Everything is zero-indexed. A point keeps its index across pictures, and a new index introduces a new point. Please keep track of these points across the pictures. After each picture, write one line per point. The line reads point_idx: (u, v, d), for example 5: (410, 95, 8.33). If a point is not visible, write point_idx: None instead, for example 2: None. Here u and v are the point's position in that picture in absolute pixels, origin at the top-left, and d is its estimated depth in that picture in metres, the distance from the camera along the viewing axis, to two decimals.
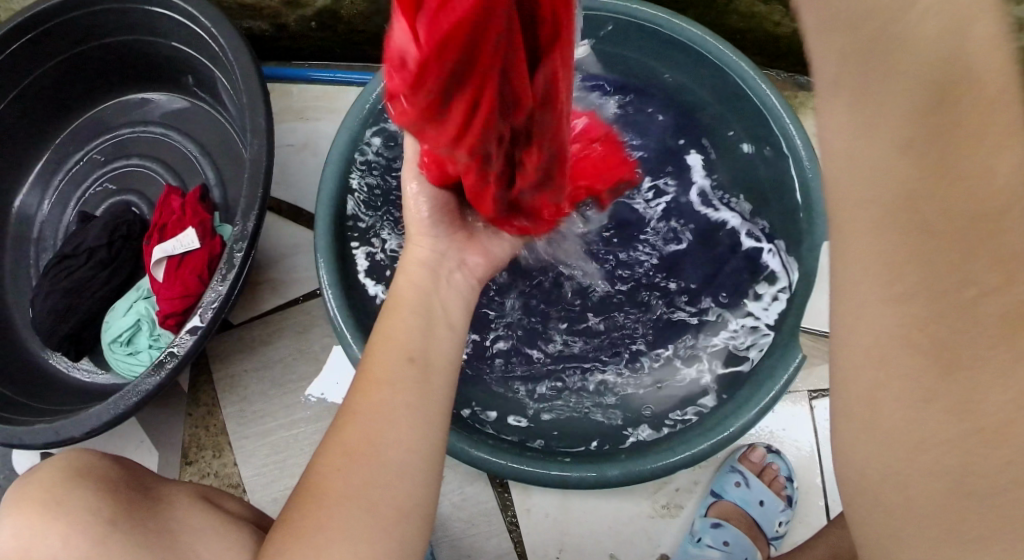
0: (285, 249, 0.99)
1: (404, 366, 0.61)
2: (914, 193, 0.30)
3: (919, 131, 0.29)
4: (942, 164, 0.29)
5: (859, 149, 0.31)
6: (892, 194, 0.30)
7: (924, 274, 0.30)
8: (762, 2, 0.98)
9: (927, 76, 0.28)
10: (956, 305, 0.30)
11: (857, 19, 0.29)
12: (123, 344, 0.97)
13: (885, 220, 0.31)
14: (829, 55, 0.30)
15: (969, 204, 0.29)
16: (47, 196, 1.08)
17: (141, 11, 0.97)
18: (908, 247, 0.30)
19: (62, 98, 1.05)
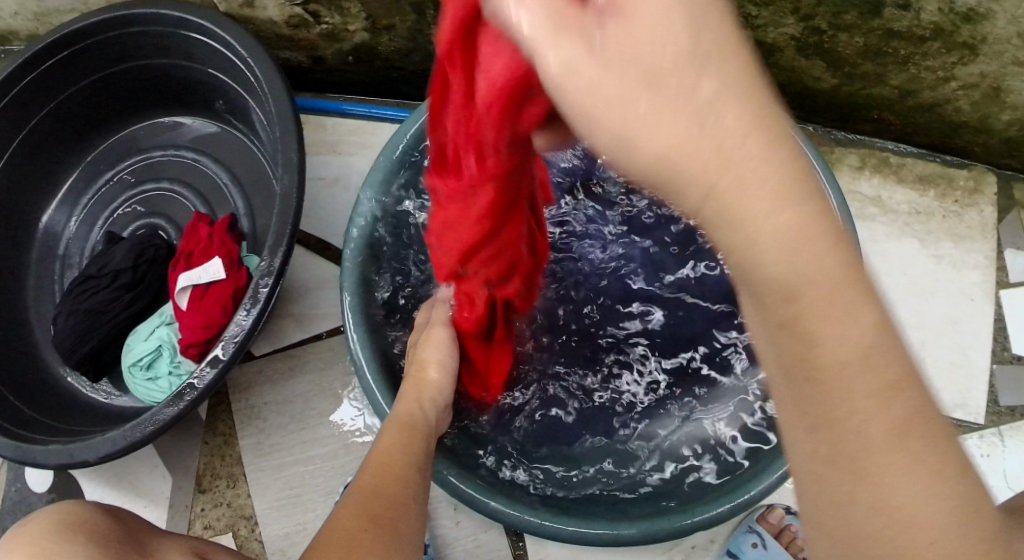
0: (310, 283, 1.00)
1: (417, 440, 0.74)
2: (726, 238, 0.40)
3: (871, 329, 0.40)
4: (797, 329, 0.40)
5: (814, 333, 0.40)
6: (846, 332, 0.40)
7: (800, 398, 0.42)
8: (802, 58, 0.98)
9: (861, 338, 0.40)
10: (888, 388, 0.40)
11: (836, 275, 0.40)
12: (144, 368, 0.97)
13: (837, 352, 0.40)
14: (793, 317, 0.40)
15: (867, 338, 0.40)
16: (75, 214, 1.09)
17: (178, 38, 0.96)
18: (859, 379, 0.40)
19: (98, 115, 1.06)
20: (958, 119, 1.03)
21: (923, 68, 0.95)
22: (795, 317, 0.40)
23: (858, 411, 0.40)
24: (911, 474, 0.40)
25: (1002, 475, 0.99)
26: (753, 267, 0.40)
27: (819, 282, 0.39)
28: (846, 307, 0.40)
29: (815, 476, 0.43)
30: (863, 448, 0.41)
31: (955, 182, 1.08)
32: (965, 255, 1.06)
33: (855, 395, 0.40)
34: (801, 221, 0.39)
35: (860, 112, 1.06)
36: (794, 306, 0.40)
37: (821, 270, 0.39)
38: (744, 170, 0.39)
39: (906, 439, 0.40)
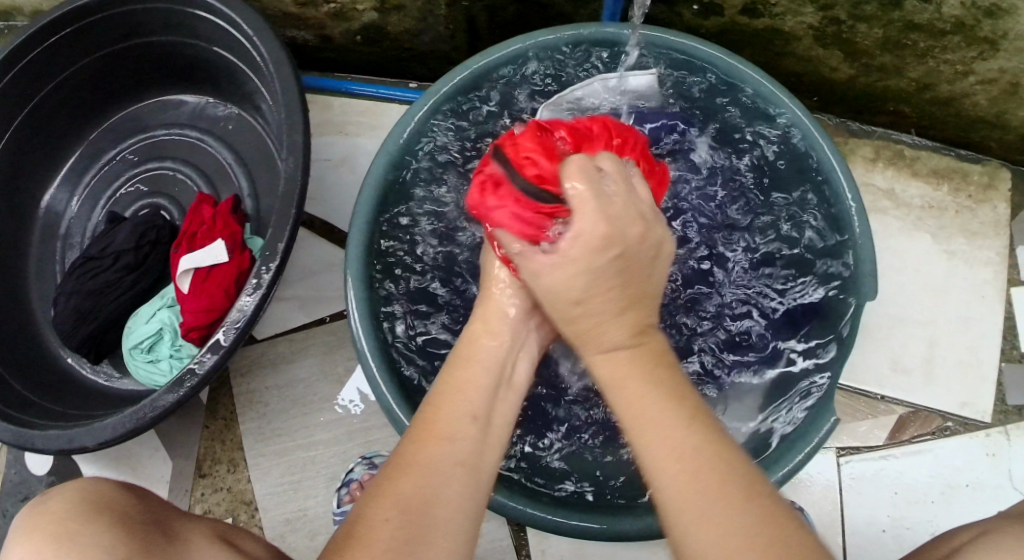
0: (314, 267, 0.98)
1: (464, 424, 0.60)
2: (609, 370, 0.60)
3: (647, 442, 0.56)
4: (637, 422, 0.56)
5: (656, 454, 0.55)
6: (662, 443, 0.55)
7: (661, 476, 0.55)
8: (820, 47, 0.96)
9: (632, 424, 0.57)
10: (671, 478, 0.53)
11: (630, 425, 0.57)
12: (144, 351, 0.95)
13: (650, 425, 0.56)
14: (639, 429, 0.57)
15: (646, 429, 0.56)
16: (76, 194, 1.06)
17: (185, 14, 0.94)
18: (642, 448, 0.56)
19: (106, 91, 1.03)
20: (975, 113, 1.01)
21: (942, 61, 0.94)
22: (638, 427, 0.56)
23: (665, 473, 0.53)
24: (694, 515, 0.51)
25: (1008, 474, 0.99)
26: (599, 369, 0.61)
27: (683, 416, 0.55)
28: (643, 397, 0.57)
29: (685, 517, 0.52)
30: (664, 473, 0.54)
31: (969, 176, 1.06)
32: (977, 251, 1.04)
33: (705, 500, 0.51)
34: (643, 332, 0.61)
35: (877, 104, 1.04)
36: (615, 384, 0.59)
37: (625, 365, 0.59)
38: (599, 315, 0.60)
39: (687, 457, 0.53)
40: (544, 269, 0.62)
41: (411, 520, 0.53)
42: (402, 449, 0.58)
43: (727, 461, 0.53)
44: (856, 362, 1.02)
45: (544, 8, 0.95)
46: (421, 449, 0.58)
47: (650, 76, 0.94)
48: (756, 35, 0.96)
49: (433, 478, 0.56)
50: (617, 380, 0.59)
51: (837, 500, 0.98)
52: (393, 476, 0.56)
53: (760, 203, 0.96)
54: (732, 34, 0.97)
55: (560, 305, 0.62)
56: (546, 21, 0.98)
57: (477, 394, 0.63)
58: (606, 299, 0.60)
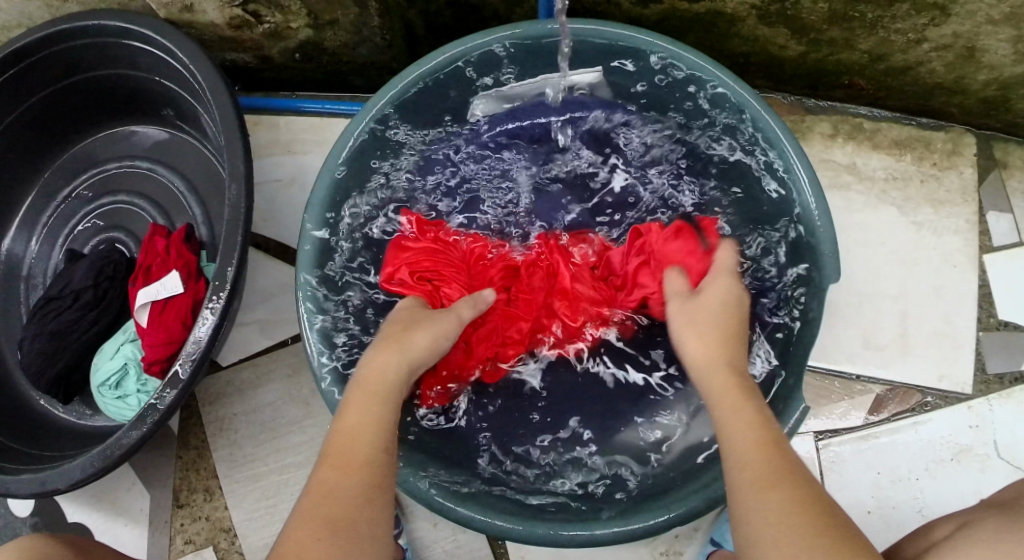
0: (272, 289, 0.98)
1: (379, 454, 0.64)
2: (715, 395, 0.69)
3: (744, 456, 0.62)
4: (762, 445, 0.63)
5: (740, 466, 0.62)
6: (756, 450, 0.62)
7: (737, 483, 0.61)
8: (765, 27, 0.94)
9: (738, 445, 0.63)
10: (760, 487, 0.60)
11: (744, 444, 0.63)
12: (112, 387, 0.95)
13: (750, 442, 0.63)
14: (741, 440, 0.64)
15: (742, 444, 0.63)
16: (35, 234, 1.06)
17: (120, 47, 0.93)
18: (733, 463, 0.63)
19: (53, 129, 1.03)
20: (932, 80, 0.99)
21: (892, 31, 0.91)
22: (751, 450, 0.62)
23: (749, 502, 0.60)
24: (773, 523, 0.57)
25: (992, 445, 0.98)
26: (726, 409, 0.67)
27: (754, 442, 0.63)
28: (755, 423, 0.65)
29: (759, 522, 0.58)
30: (749, 482, 0.61)
31: (932, 144, 1.04)
32: (945, 220, 1.03)
33: (788, 499, 0.58)
34: (742, 376, 0.71)
35: (831, 78, 1.02)
36: (722, 401, 0.68)
37: (735, 389, 0.69)
38: (714, 351, 0.74)
39: (784, 472, 0.60)
40: (683, 329, 0.77)
41: (336, 535, 0.58)
42: (318, 476, 0.62)
43: (787, 469, 0.61)
44: (827, 343, 1.00)
45: (481, 9, 0.94)
46: (332, 474, 0.62)
47: (594, 74, 0.93)
48: (698, 19, 0.94)
49: (344, 498, 0.60)
50: (750, 413, 0.66)
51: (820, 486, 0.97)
52: (309, 500, 0.60)
53: (713, 187, 0.94)
54: (675, 20, 0.95)
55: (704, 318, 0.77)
56: (485, 22, 0.97)
57: (368, 419, 0.67)
58: (732, 367, 0.72)
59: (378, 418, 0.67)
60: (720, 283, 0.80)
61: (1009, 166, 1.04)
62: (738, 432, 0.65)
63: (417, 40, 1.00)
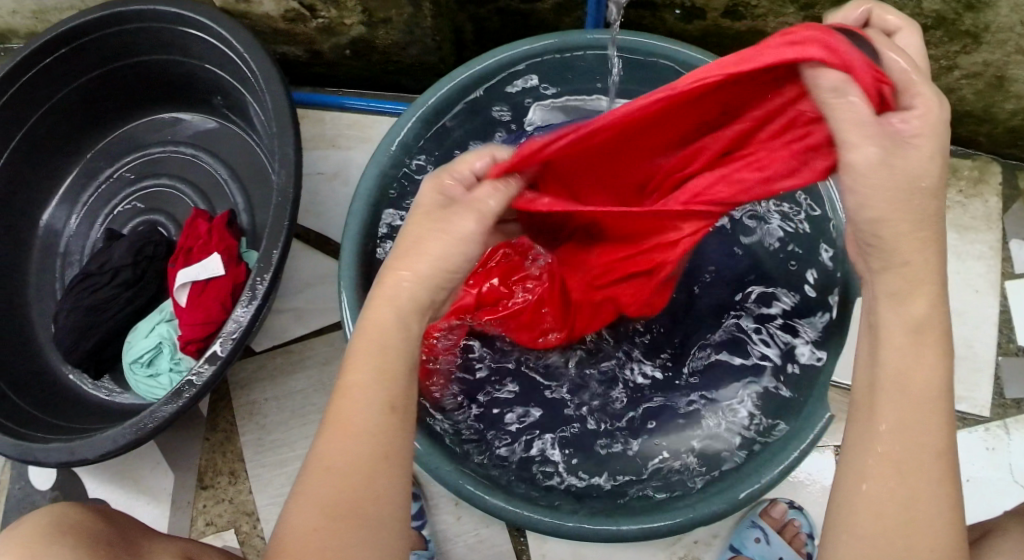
0: (309, 278, 1.00)
1: (375, 415, 0.56)
2: (896, 338, 0.52)
3: (909, 421, 0.51)
4: (906, 392, 0.51)
5: (874, 420, 0.52)
6: (930, 387, 0.51)
7: (875, 453, 0.51)
8: None
9: (922, 393, 0.51)
10: (889, 456, 0.51)
11: (883, 384, 0.52)
12: (144, 365, 0.96)
13: (922, 392, 0.51)
14: (883, 387, 0.52)
15: (891, 391, 0.52)
16: (75, 213, 1.08)
17: (176, 33, 0.95)
18: (868, 422, 0.52)
19: (101, 111, 1.05)
20: (961, 108, 1.02)
21: (925, 57, 0.94)
22: (871, 394, 0.53)
23: (872, 454, 0.51)
24: (889, 481, 0.50)
25: (1008, 468, 0.99)
26: (880, 355, 0.52)
27: (931, 394, 0.51)
28: (921, 365, 0.51)
29: (864, 493, 0.51)
30: (879, 436, 0.51)
31: (959, 172, 1.08)
32: (969, 246, 1.05)
33: (914, 439, 0.51)
34: (935, 307, 0.52)
35: None
36: (903, 343, 0.52)
37: (925, 373, 0.51)
38: (904, 217, 0.50)
39: (922, 439, 0.51)
40: (878, 201, 0.50)
41: (339, 528, 0.54)
42: (320, 446, 0.56)
43: (923, 433, 0.51)
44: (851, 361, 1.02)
45: (529, 17, 0.97)
46: (328, 452, 0.55)
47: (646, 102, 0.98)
48: (739, 37, 0.97)
49: (327, 491, 0.54)
50: (909, 336, 0.52)
51: None
52: (313, 475, 0.55)
53: None
54: (716, 37, 0.98)
55: (867, 193, 0.50)
56: (532, 29, 1.00)
57: (362, 397, 0.56)
58: (865, 216, 0.51)
59: (378, 393, 0.56)
60: (931, 111, 0.50)
61: None
62: (884, 365, 0.52)
63: (464, 44, 1.03)
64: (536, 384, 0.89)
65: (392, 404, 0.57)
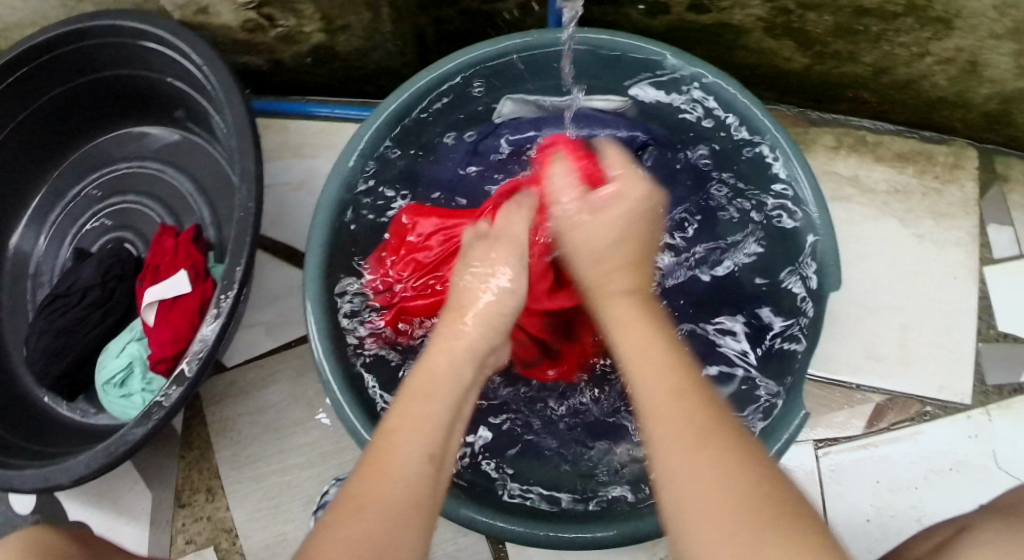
0: (279, 291, 0.99)
1: (420, 464, 0.57)
2: (627, 351, 0.62)
3: (696, 414, 0.55)
4: (682, 396, 0.56)
5: (657, 413, 0.55)
6: (692, 392, 0.56)
7: (717, 427, 0.54)
8: (771, 39, 0.95)
9: (678, 394, 0.56)
10: (694, 437, 0.53)
11: (697, 419, 0.54)
12: (117, 386, 0.94)
13: (687, 401, 0.56)
14: (667, 420, 0.55)
15: (669, 382, 0.57)
16: (43, 233, 1.06)
17: (133, 47, 0.93)
18: (685, 416, 0.55)
19: (62, 129, 1.03)
20: (935, 94, 1.00)
21: (896, 44, 0.92)
22: (673, 396, 0.56)
23: (698, 477, 0.51)
24: (719, 495, 0.50)
25: (991, 455, 0.98)
26: (647, 388, 0.58)
27: (655, 355, 0.60)
28: (671, 357, 0.60)
29: (700, 478, 0.51)
30: (689, 421, 0.54)
31: (935, 158, 1.06)
32: (947, 233, 1.04)
33: (682, 408, 0.55)
34: (681, 352, 0.61)
35: (836, 91, 1.04)
36: (636, 364, 0.60)
37: (654, 352, 0.60)
38: (614, 269, 0.69)
39: (681, 392, 0.56)
40: (606, 265, 0.69)
41: None
42: (353, 487, 0.56)
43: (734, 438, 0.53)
44: (829, 353, 1.01)
45: (491, 18, 0.96)
46: (370, 491, 0.54)
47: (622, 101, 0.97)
48: (705, 30, 0.95)
49: (373, 520, 0.53)
50: (657, 353, 0.60)
51: (817, 495, 0.97)
52: (336, 518, 0.54)
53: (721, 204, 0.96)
54: (682, 31, 0.96)
55: (589, 268, 0.70)
56: (495, 30, 0.98)
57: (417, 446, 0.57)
58: (617, 277, 0.68)
59: (428, 444, 0.58)
60: (630, 189, 0.72)
61: (1010, 179, 1.06)
62: (650, 383, 0.58)
63: (427, 48, 1.02)
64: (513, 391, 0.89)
65: (431, 457, 0.58)
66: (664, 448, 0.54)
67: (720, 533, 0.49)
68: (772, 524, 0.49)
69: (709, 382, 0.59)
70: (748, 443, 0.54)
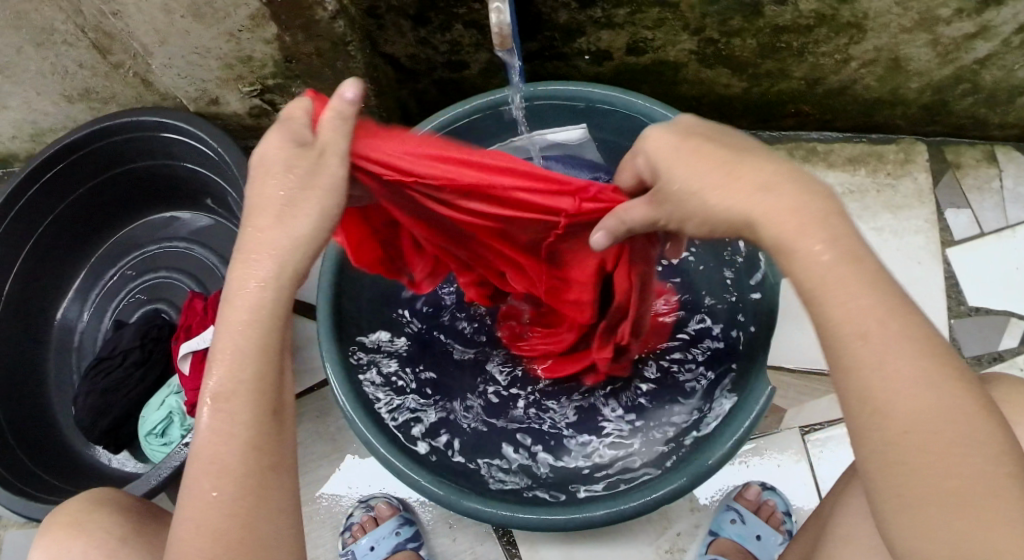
0: (299, 341, 1.10)
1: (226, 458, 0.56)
2: (859, 377, 0.53)
3: (932, 362, 0.52)
4: (932, 345, 0.53)
5: (880, 408, 0.52)
6: (909, 344, 0.53)
7: (931, 352, 0.53)
8: (707, 69, 1.07)
9: (936, 347, 0.53)
10: (935, 354, 0.53)
11: (927, 351, 0.53)
12: (158, 435, 1.05)
13: (895, 337, 0.53)
14: (893, 381, 0.52)
15: (880, 357, 0.52)
16: (85, 308, 1.20)
17: (157, 139, 1.09)
18: (913, 366, 0.52)
19: (98, 218, 1.18)
20: (870, 96, 1.10)
21: (819, 55, 1.03)
22: (928, 360, 0.52)
23: (932, 447, 0.51)
24: (932, 498, 0.51)
25: None
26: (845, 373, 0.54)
27: (869, 321, 0.53)
28: (881, 305, 0.53)
29: (917, 492, 0.51)
30: (888, 386, 0.52)
31: (885, 157, 1.15)
32: (905, 222, 1.12)
33: (909, 398, 0.52)
34: (900, 306, 0.54)
35: (778, 109, 1.14)
36: (864, 354, 0.53)
37: (882, 338, 0.53)
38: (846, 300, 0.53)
39: (917, 374, 0.52)
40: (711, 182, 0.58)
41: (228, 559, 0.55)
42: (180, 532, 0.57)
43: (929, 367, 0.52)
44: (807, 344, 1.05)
45: (461, 84, 1.10)
46: (223, 419, 0.57)
47: (580, 129, 1.05)
48: (646, 71, 1.08)
49: (233, 497, 0.56)
50: (862, 316, 0.53)
51: (811, 480, 0.99)
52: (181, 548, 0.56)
53: None
54: (628, 73, 1.09)
55: (853, 331, 0.53)
56: (467, 94, 1.12)
57: (233, 349, 0.58)
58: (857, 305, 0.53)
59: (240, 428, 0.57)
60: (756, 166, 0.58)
61: (962, 166, 1.15)
62: (897, 363, 0.52)
63: (409, 115, 1.16)
64: (503, 408, 0.99)
65: (266, 349, 0.58)
66: (862, 419, 0.53)
67: (938, 512, 0.51)
68: (999, 500, 0.50)
69: (914, 332, 0.53)
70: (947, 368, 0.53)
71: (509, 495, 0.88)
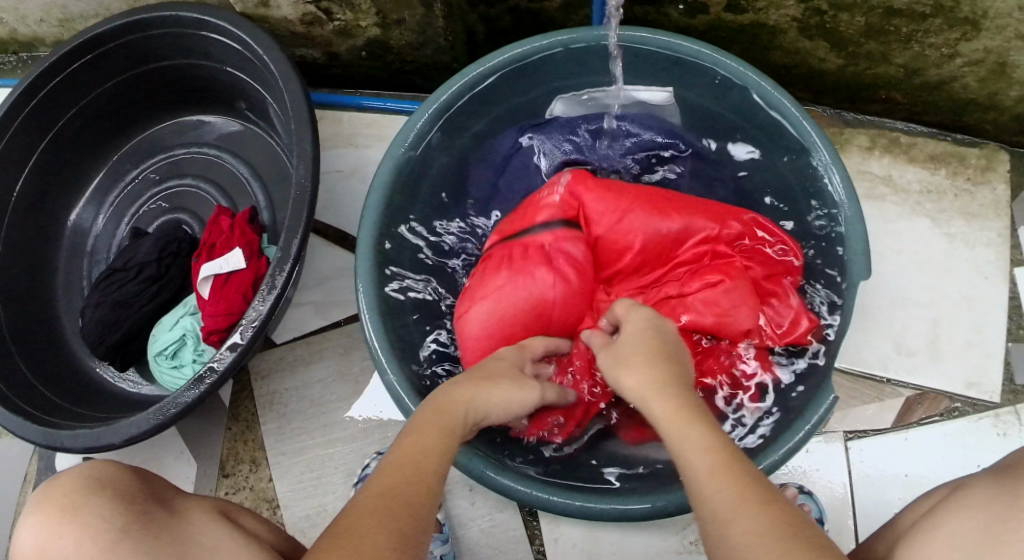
0: (329, 272, 1.03)
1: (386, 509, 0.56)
2: (703, 465, 0.57)
3: (751, 499, 0.54)
4: (764, 489, 0.55)
5: (703, 484, 0.57)
6: (703, 458, 0.58)
7: (744, 479, 0.55)
8: (805, 39, 0.99)
9: (776, 496, 0.54)
10: (756, 492, 0.54)
11: (737, 472, 0.56)
12: (168, 357, 0.99)
13: (705, 439, 0.60)
14: (740, 486, 0.55)
15: (691, 449, 0.60)
16: (102, 211, 1.12)
17: (196, 38, 0.98)
18: (759, 490, 0.54)
19: (122, 116, 1.09)
20: (966, 95, 1.03)
21: (926, 45, 0.95)
22: (749, 481, 0.55)
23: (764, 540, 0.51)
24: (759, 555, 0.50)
25: None
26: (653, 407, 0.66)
27: (686, 415, 0.63)
28: (703, 423, 0.62)
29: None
30: (698, 465, 0.58)
31: (967, 160, 1.08)
32: (979, 233, 1.06)
33: (730, 509, 0.53)
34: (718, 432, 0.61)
35: (869, 92, 1.07)
36: (675, 441, 0.61)
37: (691, 431, 0.61)
38: (696, 430, 0.61)
39: (718, 472, 0.56)
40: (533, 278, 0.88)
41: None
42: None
43: (752, 475, 0.56)
44: (862, 344, 1.02)
45: (538, 16, 1.00)
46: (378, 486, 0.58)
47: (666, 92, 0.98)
48: (742, 30, 0.99)
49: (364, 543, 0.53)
50: (690, 431, 0.61)
51: (848, 486, 0.97)
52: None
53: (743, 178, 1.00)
54: (721, 30, 1.00)
55: (669, 430, 0.63)
56: (541, 27, 1.03)
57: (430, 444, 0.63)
58: (706, 432, 0.61)
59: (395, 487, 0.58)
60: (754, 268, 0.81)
61: None
62: (701, 457, 0.58)
63: (475, 43, 1.06)
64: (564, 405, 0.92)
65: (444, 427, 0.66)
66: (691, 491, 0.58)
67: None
68: None
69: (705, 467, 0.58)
70: (766, 509, 0.53)
71: (548, 479, 0.84)
